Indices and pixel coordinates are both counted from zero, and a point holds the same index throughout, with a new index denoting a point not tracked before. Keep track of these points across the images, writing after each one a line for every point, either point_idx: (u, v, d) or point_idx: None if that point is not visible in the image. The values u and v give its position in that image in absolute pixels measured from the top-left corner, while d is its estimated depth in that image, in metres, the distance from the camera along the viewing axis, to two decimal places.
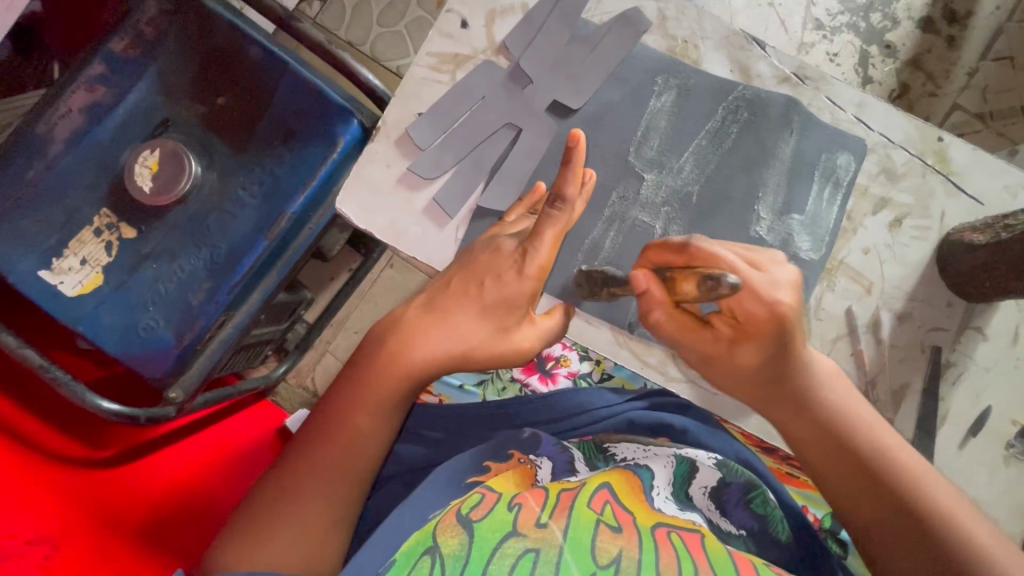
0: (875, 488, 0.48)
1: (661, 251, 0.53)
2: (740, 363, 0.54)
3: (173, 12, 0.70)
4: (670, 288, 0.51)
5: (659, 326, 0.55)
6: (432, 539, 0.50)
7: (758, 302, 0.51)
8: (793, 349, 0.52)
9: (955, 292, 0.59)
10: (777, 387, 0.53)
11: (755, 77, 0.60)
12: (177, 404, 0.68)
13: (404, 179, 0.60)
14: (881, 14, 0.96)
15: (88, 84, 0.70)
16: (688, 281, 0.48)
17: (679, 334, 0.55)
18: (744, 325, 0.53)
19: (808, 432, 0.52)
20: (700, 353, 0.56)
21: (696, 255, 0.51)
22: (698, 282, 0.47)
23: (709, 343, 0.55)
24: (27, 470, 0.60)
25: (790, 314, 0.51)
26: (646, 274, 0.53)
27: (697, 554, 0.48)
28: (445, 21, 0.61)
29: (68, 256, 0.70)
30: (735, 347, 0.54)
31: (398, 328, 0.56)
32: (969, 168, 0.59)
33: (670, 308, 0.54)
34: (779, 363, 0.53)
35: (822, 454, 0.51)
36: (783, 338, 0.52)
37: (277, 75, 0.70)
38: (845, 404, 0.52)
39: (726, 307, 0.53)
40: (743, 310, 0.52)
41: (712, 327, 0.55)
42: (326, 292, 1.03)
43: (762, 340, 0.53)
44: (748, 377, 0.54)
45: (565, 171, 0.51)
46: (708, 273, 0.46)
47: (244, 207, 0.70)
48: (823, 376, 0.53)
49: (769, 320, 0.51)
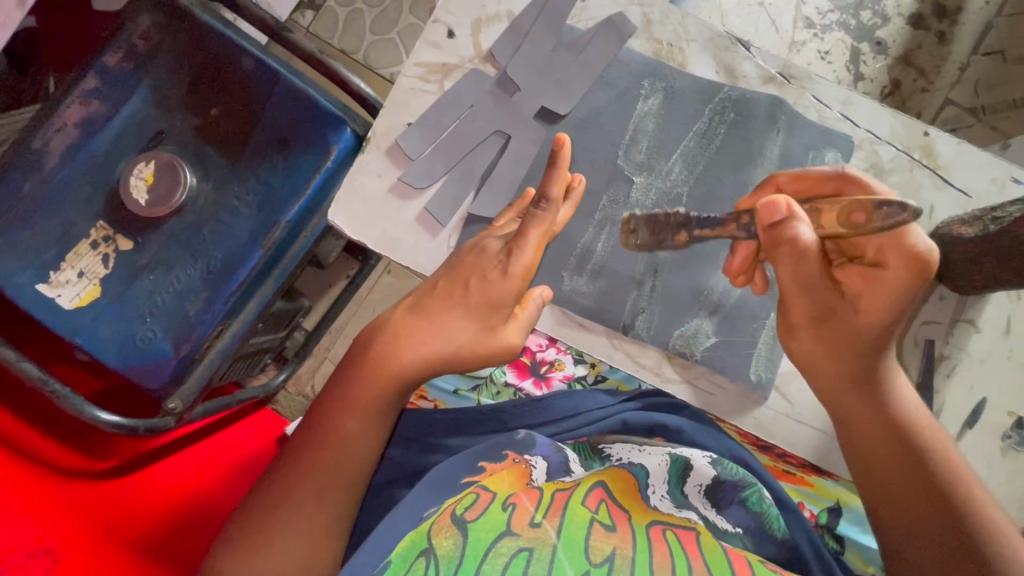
0: (925, 484, 0.49)
1: (797, 178, 0.53)
2: (859, 326, 0.50)
3: (165, 27, 0.71)
4: None
5: (788, 259, 0.50)
6: (427, 540, 0.50)
7: (899, 252, 0.46)
8: (906, 322, 0.51)
9: (945, 285, 0.59)
10: (869, 366, 0.51)
11: (741, 77, 0.61)
12: (176, 414, 0.69)
13: (394, 189, 0.61)
14: (872, 11, 0.96)
15: (83, 98, 0.71)
16: (834, 210, 0.50)
17: (807, 275, 0.51)
18: (875, 276, 0.48)
19: (868, 421, 0.52)
20: (820, 305, 0.51)
21: (856, 185, 0.50)
22: (866, 209, 0.49)
23: (827, 292, 0.50)
24: (29, 483, 0.60)
25: (937, 262, 0.46)
26: (781, 199, 0.52)
27: (692, 551, 0.49)
28: (431, 31, 0.61)
29: (65, 269, 0.70)
30: (857, 305, 0.50)
31: (387, 332, 0.56)
32: (957, 162, 0.60)
33: None
34: (893, 335, 0.50)
35: (883, 456, 0.52)
36: (914, 300, 0.47)
37: (269, 85, 0.70)
38: (903, 400, 0.53)
39: (864, 254, 0.49)
40: (891, 257, 0.47)
41: (839, 282, 0.50)
42: (324, 299, 1.03)
43: (895, 299, 0.48)
44: (859, 343, 0.50)
45: (550, 172, 0.52)
46: (867, 201, 0.49)
47: (238, 217, 0.71)
48: (895, 366, 0.53)
49: (913, 270, 0.46)
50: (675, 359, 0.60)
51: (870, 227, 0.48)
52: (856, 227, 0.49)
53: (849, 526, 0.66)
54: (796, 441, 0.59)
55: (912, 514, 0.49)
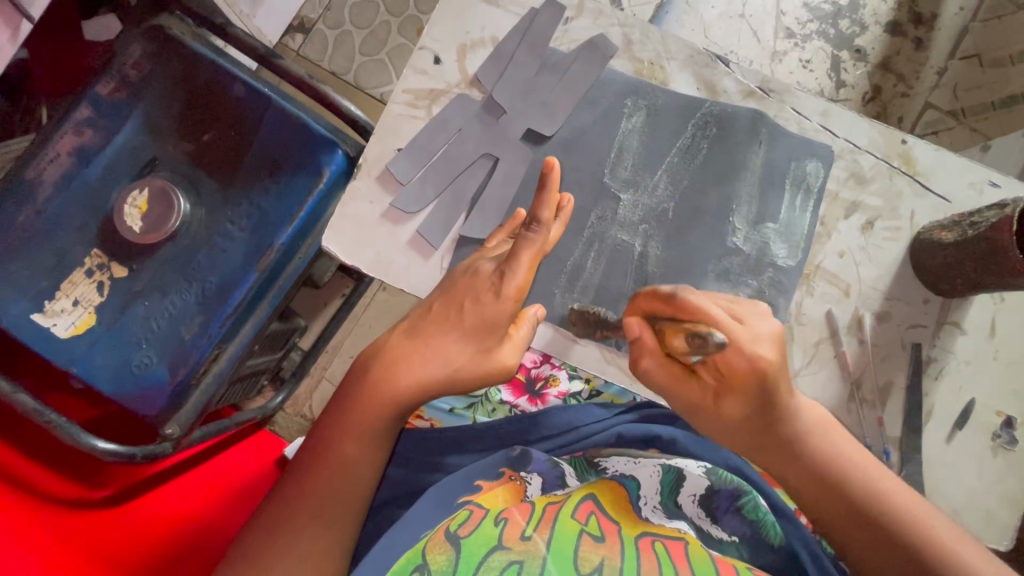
0: (888, 543, 0.47)
1: (651, 300, 0.54)
2: (727, 416, 0.54)
3: (155, 56, 0.72)
4: (658, 338, 0.54)
5: (649, 374, 0.56)
6: (422, 556, 0.51)
7: (740, 358, 0.51)
8: (778, 401, 0.52)
9: (929, 289, 0.60)
10: (766, 440, 0.53)
11: (722, 93, 0.62)
12: (173, 439, 0.69)
13: (387, 215, 0.62)
14: (849, 20, 0.99)
15: (76, 128, 0.71)
16: (679, 336, 0.50)
17: (669, 386, 0.56)
18: (728, 378, 0.53)
19: (804, 482, 0.52)
20: (685, 403, 0.56)
21: (682, 306, 0.51)
22: (688, 338, 0.49)
23: (694, 392, 0.55)
24: (27, 513, 0.60)
25: (770, 371, 0.51)
26: (637, 322, 0.55)
27: (681, 561, 0.49)
28: (419, 58, 0.63)
29: (60, 298, 0.70)
30: (720, 402, 0.54)
31: (382, 355, 0.57)
32: (934, 168, 0.61)
33: (659, 355, 0.55)
34: (762, 417, 0.53)
35: (839, 523, 0.50)
36: (769, 394, 0.52)
37: (259, 111, 0.71)
38: (837, 451, 0.51)
39: (711, 361, 0.53)
40: (726, 367, 0.52)
41: (702, 380, 0.55)
42: (320, 319, 1.03)
43: (746, 395, 0.53)
44: (740, 431, 0.54)
45: (540, 196, 0.53)
46: (699, 325, 0.50)
47: (232, 241, 0.71)
48: (804, 428, 0.52)
49: (753, 375, 0.51)
50: None
51: (712, 349, 0.52)
52: (694, 350, 0.50)
53: None
54: None
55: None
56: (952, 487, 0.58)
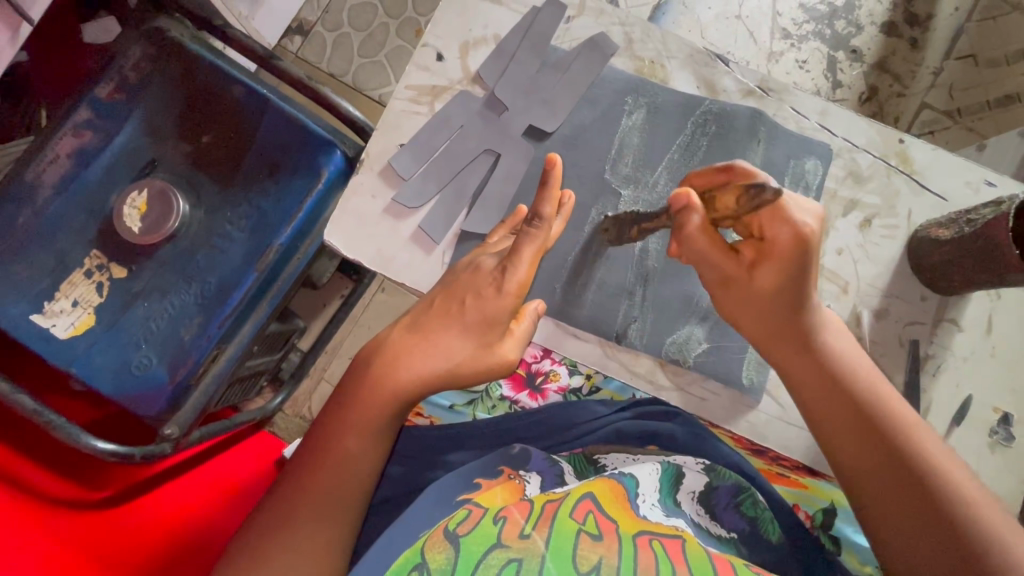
0: (879, 439, 0.48)
1: (703, 177, 0.52)
2: (759, 289, 0.51)
3: (155, 58, 0.72)
4: (707, 204, 0.50)
5: (688, 242, 0.52)
6: (420, 555, 0.51)
7: (784, 225, 0.47)
8: (810, 283, 0.50)
9: (927, 286, 0.61)
10: (788, 326, 0.51)
11: (721, 91, 0.63)
12: (172, 440, 0.69)
13: (389, 209, 0.62)
14: (846, 21, 0.99)
15: (76, 129, 0.71)
16: (728, 194, 0.47)
17: (705, 253, 0.52)
18: (768, 247, 0.50)
19: (812, 381, 0.51)
20: (717, 274, 0.53)
21: (737, 172, 0.49)
22: (738, 194, 0.46)
23: (728, 263, 0.52)
24: (26, 515, 0.60)
25: (815, 240, 0.47)
26: (687, 191, 0.49)
27: (677, 558, 0.50)
28: (421, 55, 0.63)
29: (59, 299, 0.70)
30: (754, 271, 0.51)
31: (384, 350, 0.57)
32: (931, 166, 0.62)
33: (706, 221, 0.51)
34: (796, 294, 0.50)
35: (838, 426, 0.50)
36: (807, 267, 0.49)
37: (259, 112, 0.72)
38: (846, 351, 0.52)
39: (752, 229, 0.50)
40: (769, 231, 0.49)
41: (738, 252, 0.51)
42: (319, 320, 1.03)
43: (783, 264, 0.49)
44: (763, 309, 0.52)
45: (542, 191, 0.53)
46: (751, 181, 0.47)
47: (231, 242, 0.71)
48: (825, 319, 0.52)
49: (795, 245, 0.48)
50: (668, 366, 0.61)
51: (752, 209, 0.49)
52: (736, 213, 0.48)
53: (844, 528, 0.65)
54: (789, 445, 0.60)
55: (873, 471, 0.48)
56: None
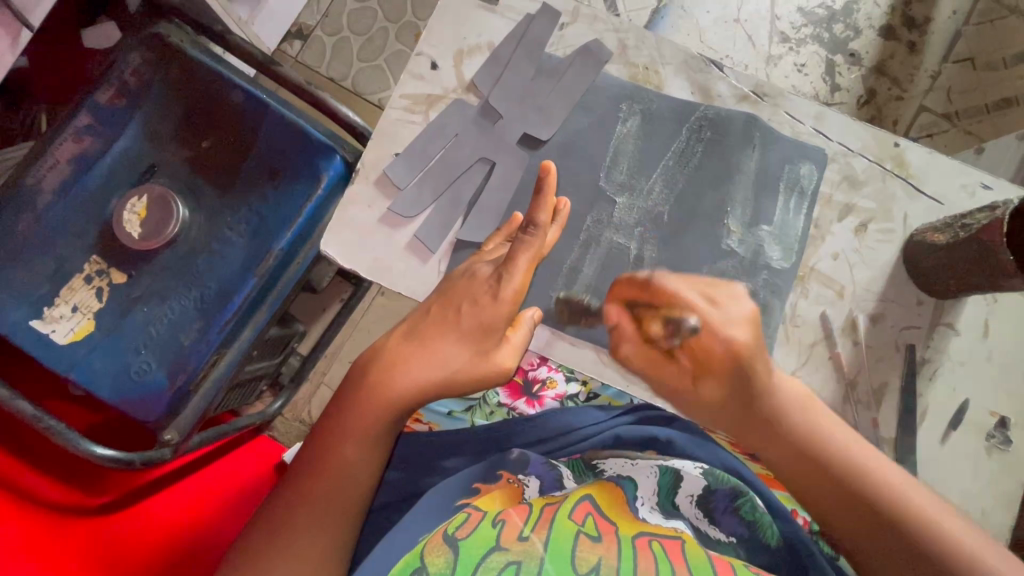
0: (868, 513, 0.48)
1: (624, 287, 0.60)
2: (708, 401, 0.57)
3: (154, 64, 0.72)
4: (637, 323, 0.59)
5: (628, 361, 0.60)
6: (420, 559, 0.52)
7: (714, 341, 0.57)
8: (752, 387, 0.56)
9: (923, 290, 0.61)
10: (749, 421, 0.55)
11: (716, 97, 0.63)
12: (172, 445, 0.69)
13: (383, 220, 0.62)
14: (843, 24, 1.00)
15: (75, 135, 0.72)
16: (655, 320, 0.59)
17: (652, 371, 0.59)
18: (706, 360, 0.57)
19: (790, 467, 0.52)
20: (668, 391, 0.59)
21: (657, 291, 0.59)
22: (662, 320, 0.59)
23: (675, 376, 0.58)
24: (26, 522, 0.60)
25: (743, 352, 0.57)
26: (617, 308, 0.60)
27: (677, 558, 0.50)
28: (415, 64, 0.63)
29: (59, 304, 0.71)
30: (699, 386, 0.58)
31: (381, 358, 0.57)
32: (927, 170, 0.62)
33: (639, 342, 0.60)
34: (741, 397, 0.56)
35: (831, 504, 0.50)
36: (743, 375, 0.57)
37: (257, 118, 0.72)
38: (820, 427, 0.53)
39: (691, 345, 0.58)
40: (705, 349, 0.57)
41: (683, 365, 0.58)
42: (318, 324, 1.04)
43: (724, 376, 0.57)
44: (720, 416, 0.57)
45: (537, 199, 0.54)
46: (671, 313, 0.58)
47: (231, 247, 0.72)
48: (783, 402, 0.55)
49: (727, 358, 0.57)
50: None
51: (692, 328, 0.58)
52: (675, 328, 0.58)
53: None
54: None
55: (872, 546, 0.47)
56: (949, 487, 0.58)
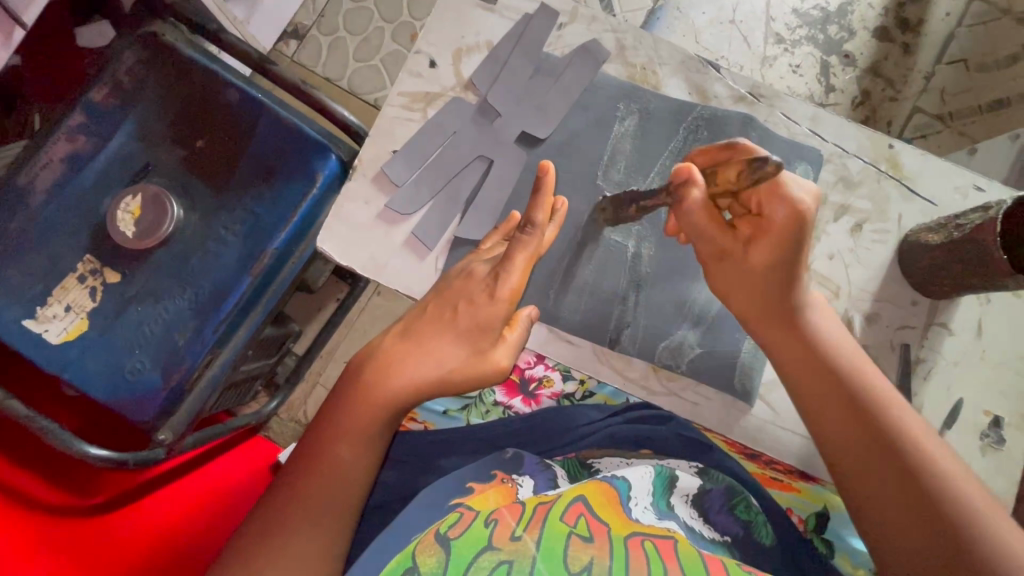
0: (856, 415, 0.49)
1: (706, 153, 0.54)
2: (750, 267, 0.53)
3: (149, 62, 0.72)
4: (709, 183, 0.54)
5: (687, 217, 0.54)
6: (411, 559, 0.51)
7: (781, 202, 0.50)
8: (801, 264, 0.52)
9: (917, 290, 0.61)
10: (778, 305, 0.53)
11: (713, 97, 0.63)
12: (166, 445, 0.69)
13: (382, 216, 0.62)
14: (838, 25, 1.00)
15: (69, 134, 0.71)
16: (732, 172, 0.52)
17: (705, 229, 0.54)
18: (764, 225, 0.52)
19: (796, 361, 0.53)
20: (714, 248, 0.55)
21: (741, 150, 0.52)
22: (742, 170, 0.52)
23: (724, 238, 0.54)
24: (23, 525, 0.59)
25: (812, 219, 0.50)
26: (688, 165, 0.52)
27: (668, 557, 0.50)
28: (414, 63, 0.63)
29: (52, 304, 0.70)
30: (749, 248, 0.53)
31: (379, 358, 0.57)
32: (921, 171, 0.62)
33: (705, 199, 0.54)
34: (786, 272, 0.52)
35: (827, 408, 0.51)
36: (799, 248, 0.51)
37: (254, 116, 0.72)
38: (834, 335, 0.53)
39: (751, 205, 0.53)
40: (768, 208, 0.51)
41: (734, 228, 0.54)
42: (313, 324, 1.03)
43: (781, 240, 0.51)
44: (759, 283, 0.53)
45: (535, 197, 0.53)
46: (752, 160, 0.52)
47: (226, 246, 0.71)
48: (813, 302, 0.54)
49: (791, 220, 0.50)
50: (661, 371, 0.61)
51: (752, 183, 0.52)
52: (739, 188, 0.53)
53: (838, 530, 0.65)
54: (781, 450, 0.60)
55: (851, 449, 0.49)
56: None
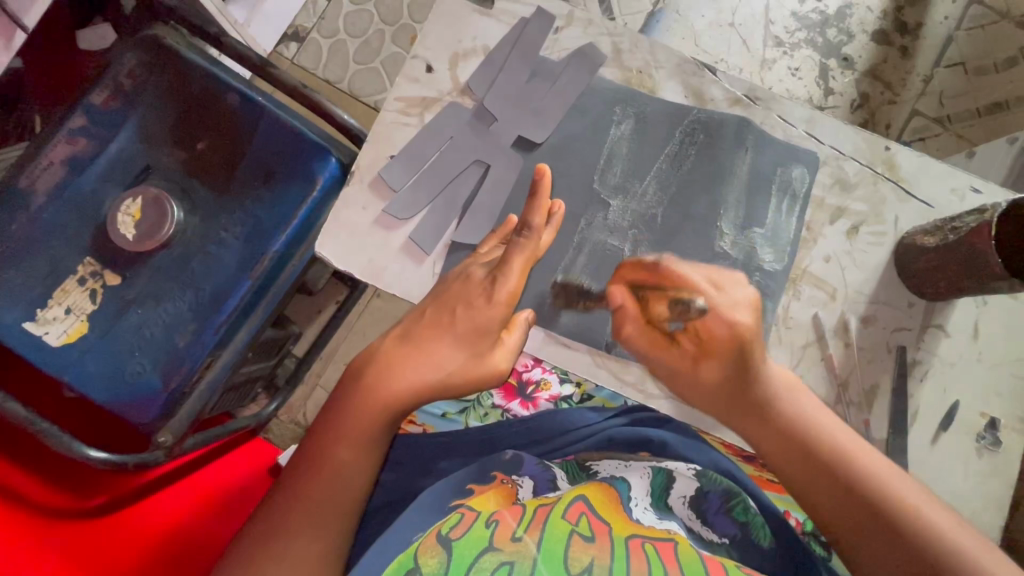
0: (851, 497, 0.47)
1: (634, 269, 0.60)
2: (705, 380, 0.58)
3: (150, 66, 0.72)
4: (643, 306, 0.60)
5: (631, 342, 0.60)
6: (413, 560, 0.52)
7: (720, 324, 0.57)
8: (753, 366, 0.56)
9: (914, 292, 0.61)
10: (742, 400, 0.56)
11: (709, 101, 0.63)
12: (166, 447, 0.69)
13: (379, 220, 0.62)
14: (836, 29, 1.00)
15: (69, 137, 0.72)
16: (662, 302, 0.59)
17: (649, 352, 0.60)
18: (708, 340, 0.58)
19: (774, 444, 0.53)
20: (666, 368, 0.59)
21: (667, 274, 0.59)
22: (672, 304, 0.59)
23: (676, 357, 0.59)
24: (24, 528, 0.60)
25: (749, 335, 0.57)
26: (621, 290, 0.60)
27: (671, 561, 0.50)
28: (410, 67, 0.64)
29: (53, 306, 0.70)
30: (699, 364, 0.58)
31: (378, 361, 0.57)
32: (917, 174, 0.62)
33: (641, 322, 0.60)
34: (738, 377, 0.56)
35: (819, 492, 0.49)
36: (744, 355, 0.57)
37: (253, 119, 0.72)
38: (807, 411, 0.53)
39: (694, 324, 0.58)
40: (707, 331, 0.58)
41: (682, 343, 0.58)
42: (313, 326, 1.04)
43: (725, 356, 0.57)
44: (715, 395, 0.57)
45: (532, 202, 0.54)
46: (682, 292, 0.59)
47: (225, 249, 0.72)
48: (777, 388, 0.55)
49: (731, 339, 0.57)
50: (658, 374, 0.61)
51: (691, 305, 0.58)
52: (683, 313, 0.58)
53: None
54: None
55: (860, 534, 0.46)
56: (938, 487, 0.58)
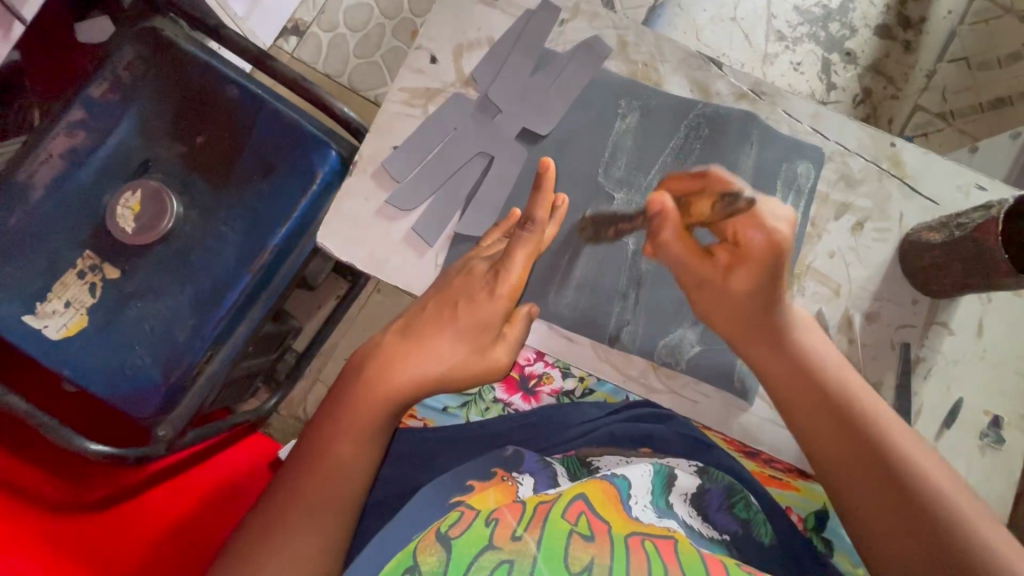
0: (847, 432, 0.50)
1: (680, 181, 0.59)
2: (732, 293, 0.56)
3: (150, 58, 0.72)
4: (685, 210, 0.58)
5: (665, 248, 0.58)
6: (411, 558, 0.51)
7: (757, 230, 0.56)
8: (781, 285, 0.55)
9: (918, 289, 0.61)
10: (761, 321, 0.55)
11: (714, 95, 0.63)
12: (166, 440, 0.68)
13: (381, 213, 0.62)
14: (839, 23, 1.00)
15: (68, 129, 0.71)
16: (706, 201, 0.58)
17: (684, 256, 0.57)
18: (742, 252, 0.56)
19: (781, 374, 0.54)
20: (695, 277, 0.57)
21: (714, 179, 0.58)
22: (715, 200, 0.57)
23: (707, 269, 0.57)
24: (24, 522, 0.59)
25: (786, 245, 0.55)
26: (661, 197, 0.58)
27: (670, 559, 0.50)
28: (414, 59, 0.63)
29: (52, 299, 0.69)
30: (729, 275, 0.56)
31: (379, 356, 0.57)
32: (923, 170, 0.62)
33: (679, 228, 0.58)
34: (765, 294, 0.55)
35: (817, 425, 0.51)
36: (776, 274, 0.55)
37: (253, 112, 0.71)
38: (820, 350, 0.54)
39: (729, 232, 0.57)
40: (744, 237, 0.56)
41: (715, 254, 0.57)
42: (313, 320, 1.03)
43: (757, 268, 0.55)
44: (738, 307, 0.56)
45: (536, 195, 0.55)
46: (724, 193, 0.57)
47: (226, 243, 0.71)
48: (797, 318, 0.55)
49: (767, 249, 0.55)
50: (660, 369, 0.61)
51: (729, 214, 0.57)
52: (718, 219, 0.57)
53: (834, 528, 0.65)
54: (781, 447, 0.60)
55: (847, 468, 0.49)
56: None
